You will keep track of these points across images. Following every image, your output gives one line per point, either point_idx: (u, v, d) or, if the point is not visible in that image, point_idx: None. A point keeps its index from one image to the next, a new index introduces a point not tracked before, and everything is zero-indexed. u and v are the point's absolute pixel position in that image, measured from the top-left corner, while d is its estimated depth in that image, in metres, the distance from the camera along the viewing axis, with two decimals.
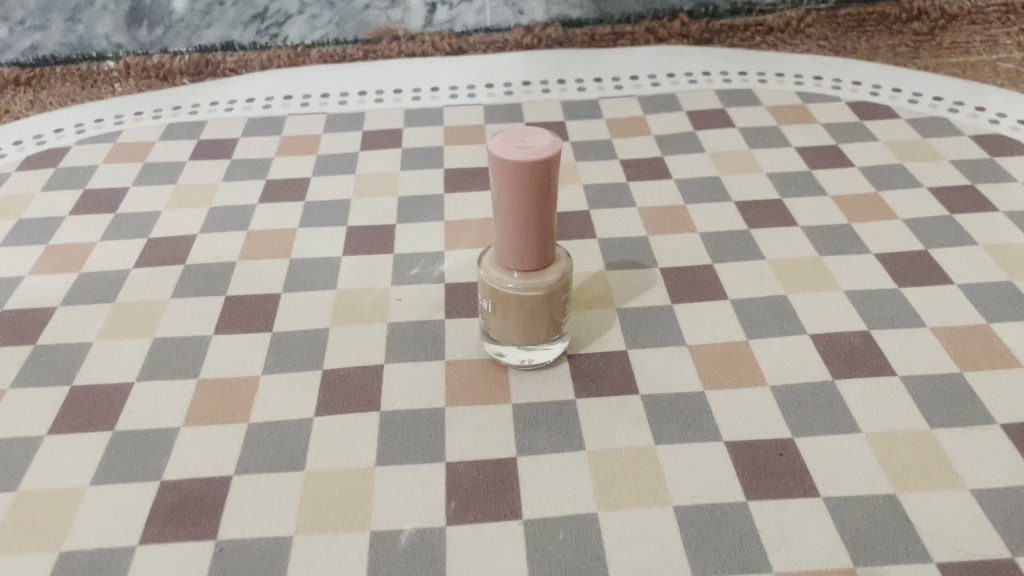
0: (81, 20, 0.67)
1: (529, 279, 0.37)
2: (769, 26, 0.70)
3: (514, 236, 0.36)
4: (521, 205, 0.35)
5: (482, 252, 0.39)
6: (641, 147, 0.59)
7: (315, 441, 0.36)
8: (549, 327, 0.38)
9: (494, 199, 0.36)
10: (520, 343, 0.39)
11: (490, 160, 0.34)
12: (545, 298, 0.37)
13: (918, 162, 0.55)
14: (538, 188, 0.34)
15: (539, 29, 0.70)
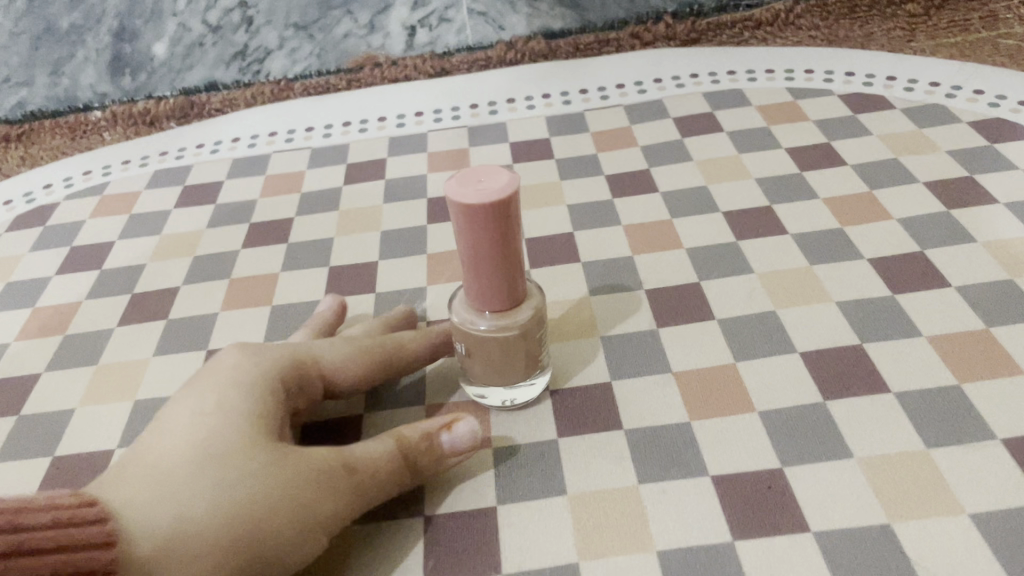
0: (65, 73, 0.67)
1: (510, 320, 0.36)
2: (757, 20, 0.68)
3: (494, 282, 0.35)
4: (486, 249, 0.33)
5: (454, 294, 0.38)
6: (627, 161, 0.57)
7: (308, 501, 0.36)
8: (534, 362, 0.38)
9: (461, 247, 0.34)
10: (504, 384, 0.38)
11: (463, 208, 0.32)
12: (527, 333, 0.36)
13: (914, 155, 0.53)
14: (501, 229, 0.33)
15: (521, 44, 0.69)
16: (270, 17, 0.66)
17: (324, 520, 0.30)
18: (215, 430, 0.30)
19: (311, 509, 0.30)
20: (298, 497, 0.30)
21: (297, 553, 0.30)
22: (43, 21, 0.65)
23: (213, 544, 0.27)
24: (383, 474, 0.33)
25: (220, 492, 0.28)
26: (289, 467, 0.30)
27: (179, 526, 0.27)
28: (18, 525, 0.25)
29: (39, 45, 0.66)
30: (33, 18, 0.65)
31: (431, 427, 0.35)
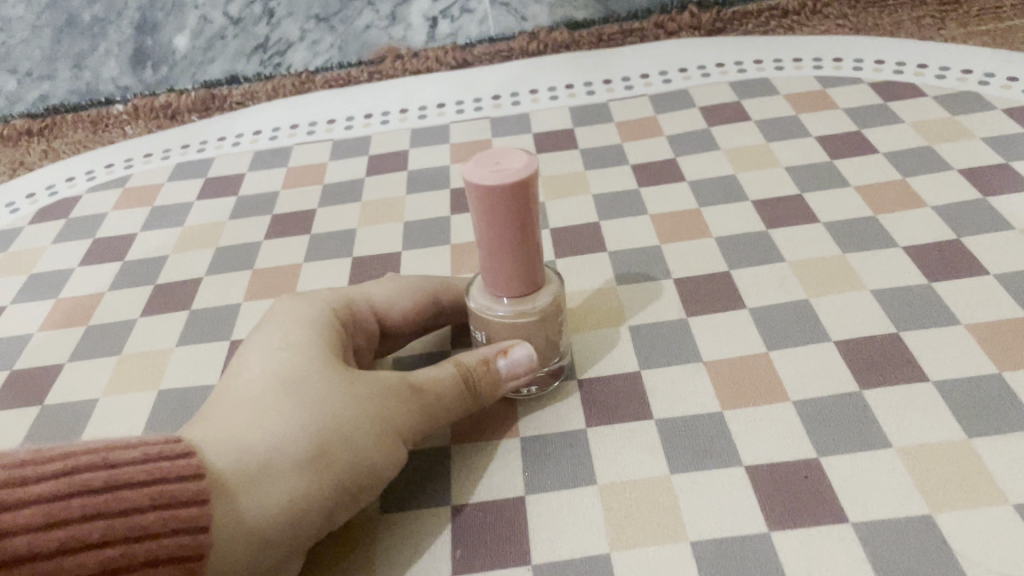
0: (87, 67, 0.67)
1: (523, 306, 0.35)
2: (784, 9, 0.67)
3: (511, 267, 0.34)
4: (503, 233, 0.33)
5: (473, 279, 0.38)
6: (652, 151, 0.57)
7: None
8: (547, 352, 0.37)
9: (478, 230, 0.33)
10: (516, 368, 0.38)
11: (481, 188, 0.32)
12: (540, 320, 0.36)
13: (947, 142, 0.52)
14: (519, 214, 0.32)
15: (544, 34, 0.68)
16: (292, 8, 0.66)
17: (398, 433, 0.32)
18: (282, 363, 0.32)
19: (386, 425, 0.32)
20: (374, 413, 0.32)
21: (376, 468, 0.31)
22: (66, 14, 0.65)
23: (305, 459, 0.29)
24: (449, 397, 0.34)
25: (299, 414, 0.30)
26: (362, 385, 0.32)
27: (271, 446, 0.29)
28: (111, 462, 0.26)
29: (61, 38, 0.66)
30: (56, 11, 0.65)
31: (487, 352, 0.36)
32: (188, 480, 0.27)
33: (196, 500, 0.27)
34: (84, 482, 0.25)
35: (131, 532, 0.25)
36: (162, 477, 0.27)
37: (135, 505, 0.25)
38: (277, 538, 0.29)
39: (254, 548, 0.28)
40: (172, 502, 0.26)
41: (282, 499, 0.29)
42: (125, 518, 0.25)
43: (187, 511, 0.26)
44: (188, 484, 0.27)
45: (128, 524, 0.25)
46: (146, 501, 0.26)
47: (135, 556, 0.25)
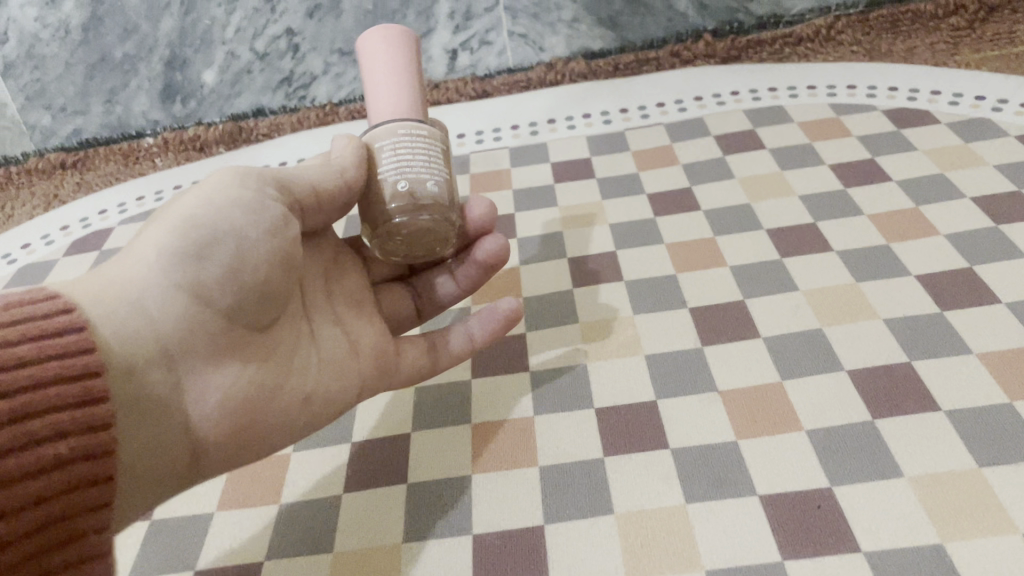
0: (119, 102, 0.70)
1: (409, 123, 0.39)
2: (798, 36, 0.69)
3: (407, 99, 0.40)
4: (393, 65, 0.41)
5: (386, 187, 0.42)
6: (669, 179, 0.58)
7: (336, 342, 0.40)
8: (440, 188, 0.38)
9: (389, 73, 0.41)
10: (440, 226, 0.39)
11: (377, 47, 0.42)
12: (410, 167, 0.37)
13: (960, 170, 0.52)
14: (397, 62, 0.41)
15: (561, 64, 0.71)
16: (317, 44, 0.69)
17: (267, 221, 0.35)
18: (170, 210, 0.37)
19: (245, 212, 0.35)
20: (228, 202, 0.35)
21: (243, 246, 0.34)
22: (99, 52, 0.67)
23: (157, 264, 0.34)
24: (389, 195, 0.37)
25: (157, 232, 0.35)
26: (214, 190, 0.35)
27: (129, 272, 0.34)
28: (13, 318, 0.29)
29: (94, 75, 0.68)
30: (89, 49, 0.67)
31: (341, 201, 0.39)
32: (54, 316, 0.31)
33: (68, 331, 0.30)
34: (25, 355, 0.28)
35: (9, 360, 0.28)
36: (28, 318, 0.30)
37: (7, 339, 0.29)
38: (143, 339, 0.33)
39: (119, 354, 0.32)
40: (43, 336, 0.29)
41: (140, 307, 0.33)
42: (4, 350, 0.28)
43: (60, 342, 0.30)
44: (53, 319, 0.30)
45: (7, 354, 0.28)
46: (19, 338, 0.29)
47: (22, 377, 0.28)
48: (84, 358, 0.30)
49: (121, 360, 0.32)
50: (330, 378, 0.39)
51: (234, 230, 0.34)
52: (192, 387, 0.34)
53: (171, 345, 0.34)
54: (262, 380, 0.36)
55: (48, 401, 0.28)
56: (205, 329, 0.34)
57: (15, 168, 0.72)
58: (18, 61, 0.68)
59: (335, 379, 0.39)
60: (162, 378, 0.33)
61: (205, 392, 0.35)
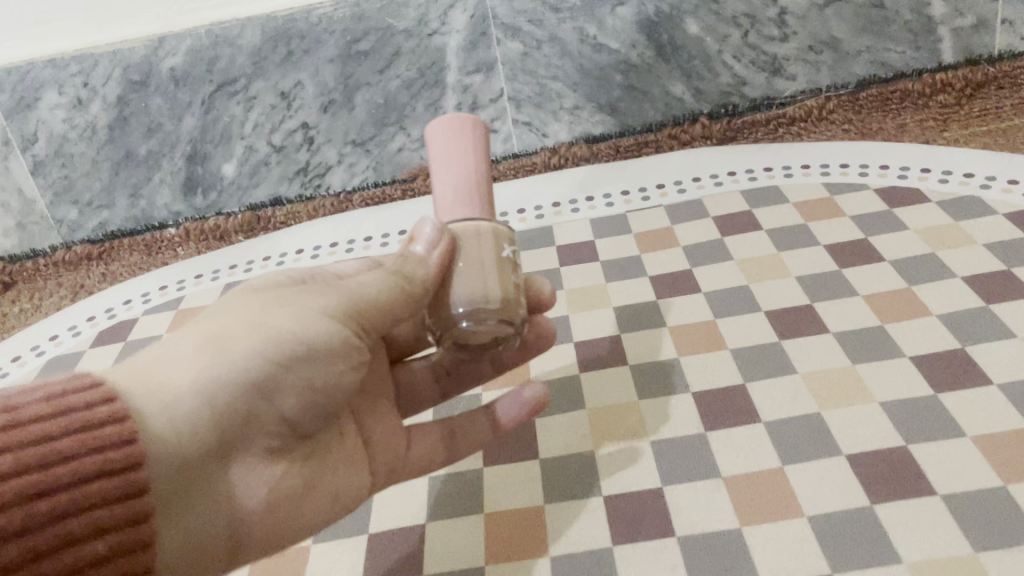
0: (142, 195, 0.73)
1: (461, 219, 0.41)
2: (791, 117, 0.72)
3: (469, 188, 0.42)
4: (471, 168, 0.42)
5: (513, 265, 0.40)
6: (670, 261, 0.60)
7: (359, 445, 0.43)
8: (434, 262, 0.39)
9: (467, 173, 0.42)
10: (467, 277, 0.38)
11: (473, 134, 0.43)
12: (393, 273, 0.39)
13: (951, 249, 0.54)
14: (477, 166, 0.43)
15: (565, 149, 0.74)
16: (331, 136, 0.73)
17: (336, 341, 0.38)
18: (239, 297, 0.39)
19: (322, 332, 0.38)
20: (306, 319, 0.38)
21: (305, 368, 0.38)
22: (124, 149, 0.71)
23: (222, 367, 0.36)
24: (380, 293, 0.39)
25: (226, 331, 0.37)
26: (295, 305, 0.38)
27: (189, 363, 0.36)
28: (56, 410, 0.32)
29: (120, 171, 0.72)
30: (114, 146, 0.71)
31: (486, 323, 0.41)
32: (94, 407, 0.33)
33: (107, 421, 0.32)
34: (61, 453, 0.31)
35: (47, 457, 0.31)
36: (68, 408, 0.32)
37: (46, 435, 0.31)
38: (202, 435, 0.36)
39: (177, 451, 0.35)
40: (83, 428, 0.32)
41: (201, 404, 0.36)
42: (42, 446, 0.31)
43: (100, 435, 0.32)
44: (95, 410, 0.33)
45: (45, 451, 0.31)
46: (57, 432, 0.31)
47: (60, 477, 0.30)
48: (129, 453, 0.32)
49: (176, 456, 0.35)
50: (351, 476, 0.42)
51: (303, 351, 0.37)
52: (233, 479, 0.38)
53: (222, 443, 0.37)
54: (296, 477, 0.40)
55: (84, 500, 0.31)
56: (256, 430, 0.38)
57: (43, 260, 0.75)
58: (47, 160, 0.71)
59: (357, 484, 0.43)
60: (208, 470, 0.36)
61: (245, 485, 0.38)
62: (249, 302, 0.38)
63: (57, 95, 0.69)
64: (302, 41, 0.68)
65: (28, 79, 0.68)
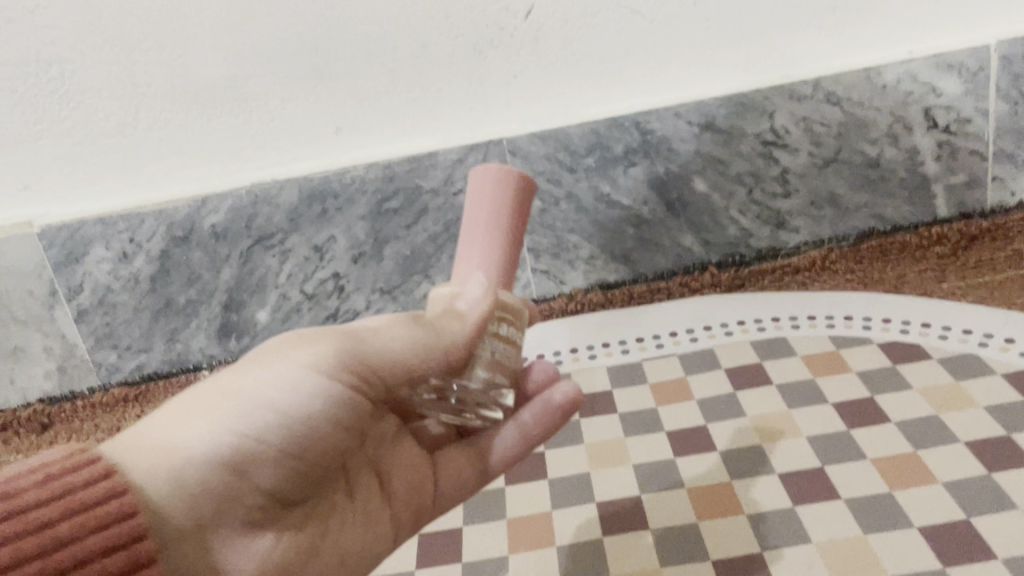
0: (179, 339, 0.77)
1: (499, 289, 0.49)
2: (796, 267, 0.76)
3: (498, 260, 0.50)
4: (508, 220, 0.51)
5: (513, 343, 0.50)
6: (685, 416, 0.63)
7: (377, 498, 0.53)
8: (475, 319, 0.46)
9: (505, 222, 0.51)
10: (495, 341, 0.48)
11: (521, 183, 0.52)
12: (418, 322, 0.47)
13: (953, 411, 0.57)
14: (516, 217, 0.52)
15: (581, 295, 0.79)
16: (360, 284, 0.77)
17: (324, 415, 0.44)
18: (235, 366, 0.45)
19: (312, 397, 0.44)
20: (296, 382, 0.43)
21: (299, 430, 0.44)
22: (163, 298, 0.75)
23: (214, 446, 0.41)
24: (403, 347, 0.46)
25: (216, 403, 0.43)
26: (286, 370, 0.44)
27: (182, 438, 0.42)
28: (56, 493, 0.37)
29: (158, 318, 0.76)
30: (154, 296, 0.75)
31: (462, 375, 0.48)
32: (89, 486, 0.38)
33: (101, 497, 0.38)
34: (62, 535, 0.36)
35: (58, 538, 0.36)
36: (67, 490, 0.38)
37: (47, 519, 0.37)
38: (192, 508, 0.41)
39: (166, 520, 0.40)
40: (79, 508, 0.37)
41: (193, 477, 0.41)
42: (44, 531, 0.36)
43: (97, 511, 0.38)
44: (92, 489, 0.38)
45: (45, 536, 0.36)
46: (56, 514, 0.37)
47: (64, 557, 0.36)
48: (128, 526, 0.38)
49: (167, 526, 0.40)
50: (364, 532, 0.52)
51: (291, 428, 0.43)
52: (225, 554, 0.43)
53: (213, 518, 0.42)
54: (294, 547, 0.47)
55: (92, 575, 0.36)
56: (242, 500, 0.43)
57: (81, 401, 0.78)
58: (91, 309, 0.75)
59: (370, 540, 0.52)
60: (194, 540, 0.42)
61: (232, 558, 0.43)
62: (241, 373, 0.44)
63: (103, 250, 0.73)
64: (335, 200, 0.73)
65: (78, 236, 0.73)
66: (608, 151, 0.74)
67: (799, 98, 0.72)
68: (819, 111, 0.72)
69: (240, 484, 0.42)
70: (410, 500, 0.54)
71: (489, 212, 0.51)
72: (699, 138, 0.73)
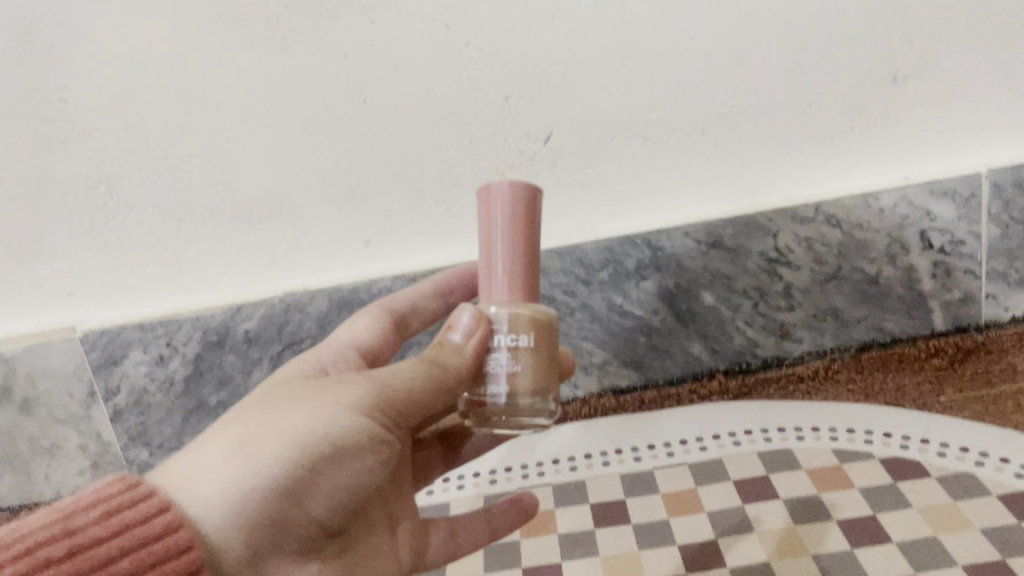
0: None
1: (516, 305, 0.56)
2: (800, 375, 0.80)
3: (519, 255, 0.57)
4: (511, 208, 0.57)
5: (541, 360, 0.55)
6: (697, 529, 0.68)
7: (386, 533, 0.60)
8: (471, 348, 0.54)
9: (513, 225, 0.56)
10: (509, 357, 0.54)
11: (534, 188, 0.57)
12: (424, 357, 0.54)
13: (948, 534, 0.63)
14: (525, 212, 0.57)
15: (594, 399, 0.82)
16: None
17: (355, 454, 0.51)
18: (271, 400, 0.52)
19: (342, 427, 0.50)
20: (324, 416, 0.50)
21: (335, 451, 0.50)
22: (195, 400, 0.79)
23: (257, 486, 0.48)
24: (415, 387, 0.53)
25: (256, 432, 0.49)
26: (313, 406, 0.50)
27: (223, 469, 0.48)
28: (107, 516, 0.46)
29: (190, 419, 0.79)
30: (188, 397, 0.79)
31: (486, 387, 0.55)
32: (135, 507, 0.47)
33: (144, 514, 0.46)
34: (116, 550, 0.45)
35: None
36: (115, 511, 0.46)
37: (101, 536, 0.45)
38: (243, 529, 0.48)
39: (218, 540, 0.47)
40: (126, 526, 0.46)
41: (241, 501, 0.48)
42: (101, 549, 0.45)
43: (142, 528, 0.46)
44: (138, 510, 0.46)
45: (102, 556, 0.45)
46: (108, 533, 0.45)
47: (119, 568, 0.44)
48: (179, 560, 0.45)
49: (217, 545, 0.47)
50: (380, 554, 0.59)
51: (327, 466, 0.50)
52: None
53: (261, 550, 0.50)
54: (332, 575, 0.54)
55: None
56: (290, 517, 0.50)
57: None
58: (127, 409, 0.79)
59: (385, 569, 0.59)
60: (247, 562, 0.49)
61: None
62: (271, 408, 0.51)
63: (142, 354, 0.77)
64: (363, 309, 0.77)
65: (118, 340, 0.77)
66: (621, 265, 0.78)
67: (800, 219, 0.76)
68: (820, 232, 0.77)
69: (285, 517, 0.49)
70: (411, 537, 0.63)
71: (504, 225, 0.56)
72: (706, 255, 0.78)
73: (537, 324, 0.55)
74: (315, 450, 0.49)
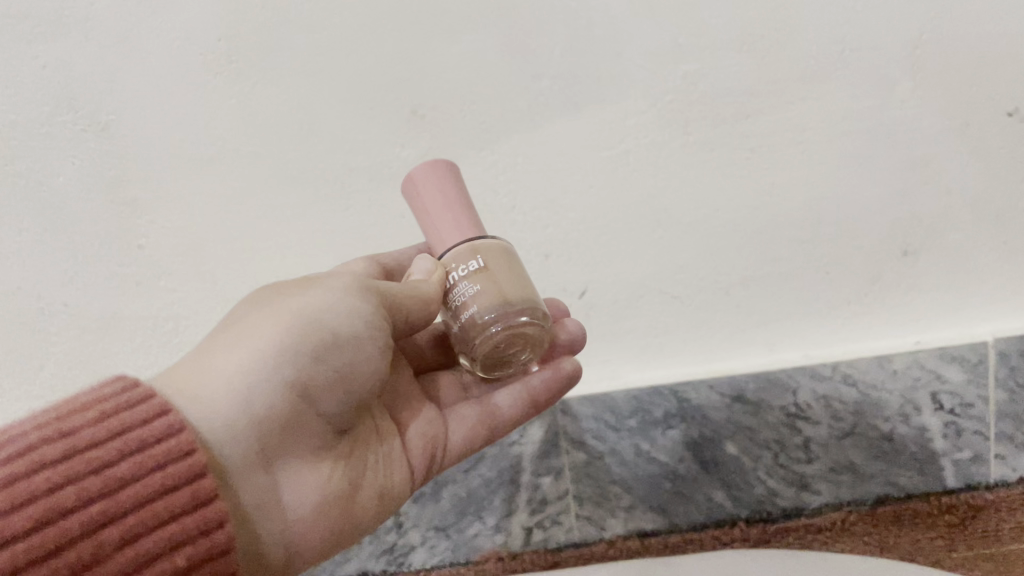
0: None
1: (477, 239, 0.61)
2: (819, 526, 0.85)
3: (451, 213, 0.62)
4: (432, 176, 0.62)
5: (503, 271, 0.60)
6: None
7: (397, 446, 0.68)
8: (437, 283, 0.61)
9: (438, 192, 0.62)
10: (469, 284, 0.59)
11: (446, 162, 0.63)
12: (413, 283, 0.61)
13: None
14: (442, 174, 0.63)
15: (621, 540, 0.87)
16: (417, 521, 0.85)
17: (355, 351, 0.58)
18: (268, 305, 0.60)
19: (336, 327, 0.57)
20: (323, 316, 0.57)
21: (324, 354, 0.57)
22: None
23: (266, 376, 0.56)
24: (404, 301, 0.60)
25: (250, 332, 0.57)
26: (311, 308, 0.58)
27: (223, 370, 0.56)
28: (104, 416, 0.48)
29: None
30: None
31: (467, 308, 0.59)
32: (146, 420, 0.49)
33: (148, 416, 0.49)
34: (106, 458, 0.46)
35: (97, 486, 0.45)
36: (116, 419, 0.48)
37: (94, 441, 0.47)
38: (243, 429, 0.55)
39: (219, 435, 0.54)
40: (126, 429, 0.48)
41: (236, 397, 0.55)
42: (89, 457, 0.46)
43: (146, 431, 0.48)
44: (144, 416, 0.49)
45: (91, 460, 0.46)
46: (102, 436, 0.47)
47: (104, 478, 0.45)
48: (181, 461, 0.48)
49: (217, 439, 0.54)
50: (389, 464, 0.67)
51: (330, 354, 0.58)
52: (292, 483, 0.59)
53: (274, 445, 0.57)
54: (346, 474, 0.63)
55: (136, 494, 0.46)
56: (296, 417, 0.58)
57: None
58: None
59: (395, 481, 0.67)
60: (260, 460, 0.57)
61: (292, 476, 0.59)
62: (273, 310, 0.59)
63: None
64: None
65: None
66: (648, 414, 0.82)
67: (819, 377, 0.81)
68: (837, 390, 0.81)
69: (294, 412, 0.57)
70: (426, 443, 0.70)
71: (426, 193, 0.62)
72: (730, 407, 0.82)
73: (493, 252, 0.61)
74: (314, 344, 0.57)
